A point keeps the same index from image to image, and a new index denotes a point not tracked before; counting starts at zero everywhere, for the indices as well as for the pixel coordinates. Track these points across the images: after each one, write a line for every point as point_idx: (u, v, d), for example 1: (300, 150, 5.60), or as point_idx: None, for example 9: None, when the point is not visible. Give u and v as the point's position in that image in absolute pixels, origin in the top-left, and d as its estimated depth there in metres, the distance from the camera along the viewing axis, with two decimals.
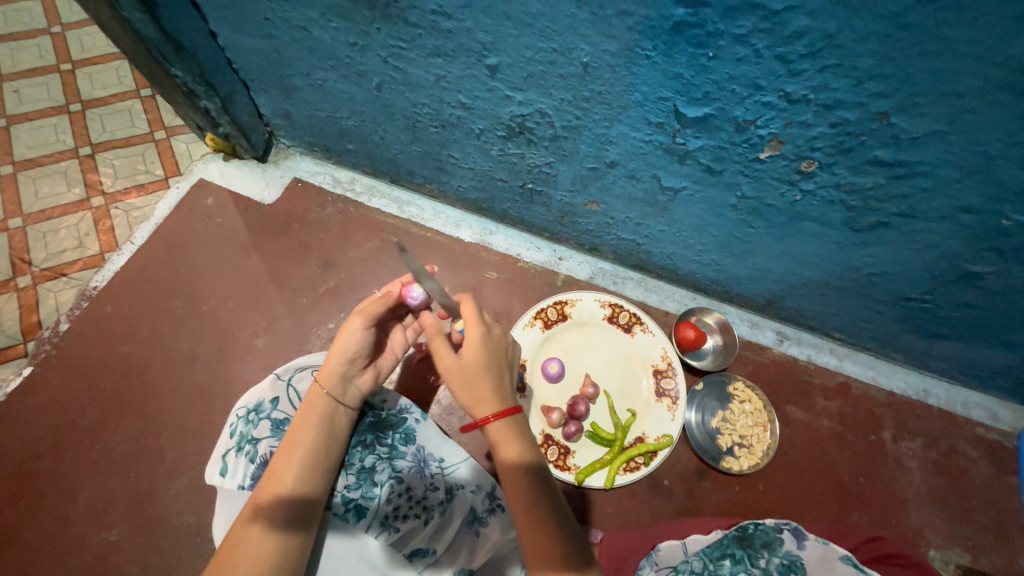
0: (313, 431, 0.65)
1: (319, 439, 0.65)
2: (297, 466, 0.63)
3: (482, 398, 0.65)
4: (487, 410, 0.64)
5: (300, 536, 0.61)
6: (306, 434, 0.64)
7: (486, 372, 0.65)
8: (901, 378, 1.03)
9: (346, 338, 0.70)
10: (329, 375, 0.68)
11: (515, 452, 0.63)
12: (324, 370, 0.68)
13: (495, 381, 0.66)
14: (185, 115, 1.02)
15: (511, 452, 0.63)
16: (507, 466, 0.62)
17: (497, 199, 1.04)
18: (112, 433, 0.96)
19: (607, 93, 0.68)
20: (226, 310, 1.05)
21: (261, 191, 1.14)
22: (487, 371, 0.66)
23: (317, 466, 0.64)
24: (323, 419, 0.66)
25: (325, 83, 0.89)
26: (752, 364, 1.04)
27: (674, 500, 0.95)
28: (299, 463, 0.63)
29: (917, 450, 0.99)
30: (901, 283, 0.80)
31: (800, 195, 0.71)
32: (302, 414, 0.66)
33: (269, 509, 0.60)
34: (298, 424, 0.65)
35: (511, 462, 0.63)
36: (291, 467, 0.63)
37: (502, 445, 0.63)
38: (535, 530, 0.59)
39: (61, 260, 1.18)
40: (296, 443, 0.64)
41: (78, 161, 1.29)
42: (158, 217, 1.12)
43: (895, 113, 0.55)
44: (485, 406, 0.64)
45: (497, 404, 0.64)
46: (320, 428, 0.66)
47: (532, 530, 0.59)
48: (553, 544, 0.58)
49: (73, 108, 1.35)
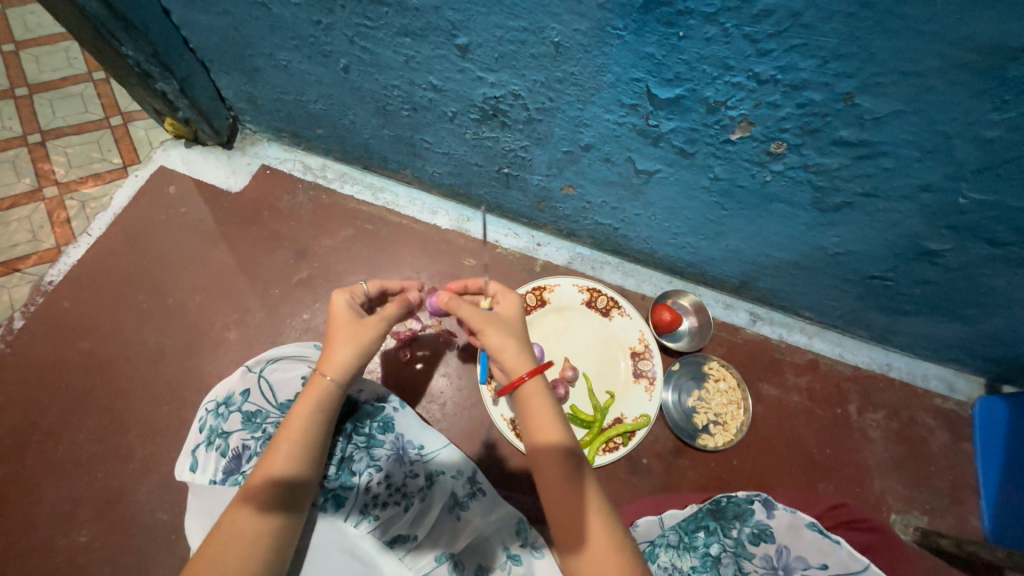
0: (309, 423, 0.63)
1: (316, 430, 0.63)
2: (294, 454, 0.61)
3: (517, 351, 0.68)
4: (522, 369, 0.66)
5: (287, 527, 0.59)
6: (300, 423, 0.62)
7: (518, 331, 0.70)
8: (865, 353, 1.08)
9: (366, 336, 0.67)
10: (341, 376, 0.65)
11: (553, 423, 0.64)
12: (337, 363, 0.65)
13: (525, 342, 0.69)
14: (140, 98, 0.96)
15: (545, 423, 0.64)
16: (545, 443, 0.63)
17: (473, 184, 1.02)
18: (77, 432, 0.92)
19: (579, 74, 0.67)
20: (194, 303, 1.01)
21: (227, 179, 1.10)
22: (520, 332, 0.70)
23: (313, 457, 0.62)
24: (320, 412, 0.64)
25: (289, 64, 0.85)
26: (726, 344, 1.07)
27: (652, 477, 0.98)
28: (295, 456, 0.61)
29: (879, 421, 1.04)
30: (866, 261, 0.83)
31: (770, 175, 0.72)
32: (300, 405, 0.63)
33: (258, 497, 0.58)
34: (294, 412, 0.63)
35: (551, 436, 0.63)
36: (287, 458, 0.61)
37: (538, 414, 0.65)
38: (565, 484, 0.61)
39: (13, 254, 1.11)
40: (290, 436, 0.61)
41: (28, 149, 1.21)
42: (116, 207, 1.07)
43: (859, 94, 0.56)
44: (522, 363, 0.66)
45: (532, 361, 0.67)
46: (315, 420, 0.63)
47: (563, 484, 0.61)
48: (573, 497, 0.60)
49: (20, 93, 1.26)
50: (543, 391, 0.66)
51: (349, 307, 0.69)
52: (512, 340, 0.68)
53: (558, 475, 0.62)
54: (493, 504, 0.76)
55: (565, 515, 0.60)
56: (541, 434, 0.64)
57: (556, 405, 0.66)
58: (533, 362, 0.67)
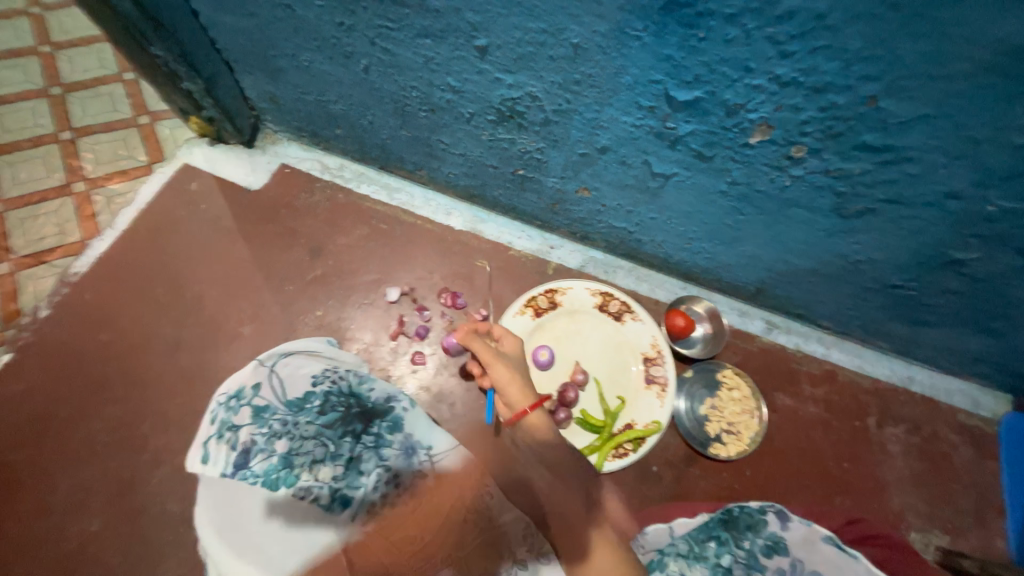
0: None
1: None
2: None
3: (519, 386, 0.80)
4: (524, 403, 0.79)
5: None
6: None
7: (519, 366, 0.83)
8: (886, 366, 1.05)
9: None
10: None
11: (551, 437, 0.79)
12: None
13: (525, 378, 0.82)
14: (167, 97, 0.99)
15: (547, 444, 0.79)
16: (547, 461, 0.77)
17: (487, 186, 1.03)
18: (96, 420, 0.94)
19: (597, 76, 0.67)
20: (212, 297, 1.03)
21: (248, 177, 1.12)
22: (521, 368, 0.83)
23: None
24: None
25: (311, 64, 0.87)
26: (741, 352, 1.05)
27: (662, 486, 0.96)
28: None
29: (900, 435, 1.01)
30: (888, 269, 0.81)
31: (790, 180, 0.71)
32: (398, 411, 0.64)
33: None
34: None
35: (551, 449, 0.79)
36: None
37: (540, 441, 0.79)
38: (566, 496, 0.70)
39: (41, 246, 1.15)
40: None
41: (59, 145, 1.26)
42: (141, 202, 1.10)
43: (884, 97, 0.55)
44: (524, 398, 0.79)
45: (532, 396, 0.80)
46: None
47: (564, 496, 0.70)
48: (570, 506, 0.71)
49: (53, 92, 1.31)
50: (543, 422, 0.79)
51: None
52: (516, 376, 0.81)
53: (558, 491, 0.76)
54: (502, 505, 0.75)
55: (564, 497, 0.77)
56: (544, 457, 0.78)
57: (553, 433, 0.79)
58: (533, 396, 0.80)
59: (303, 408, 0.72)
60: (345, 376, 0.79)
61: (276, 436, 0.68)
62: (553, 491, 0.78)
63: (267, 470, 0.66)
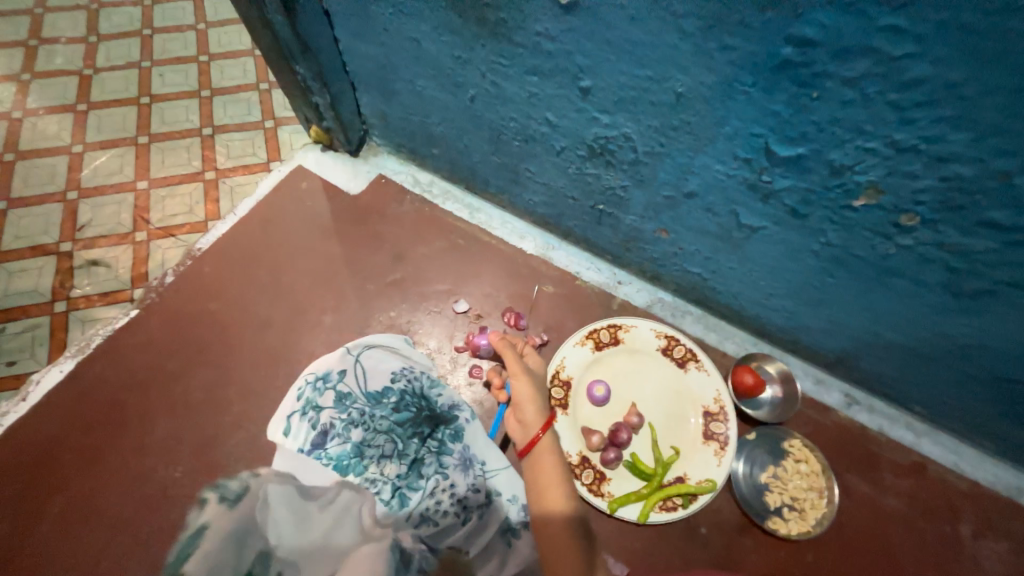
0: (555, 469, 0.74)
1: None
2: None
3: (537, 408, 0.80)
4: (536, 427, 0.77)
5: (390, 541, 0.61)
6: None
7: (539, 388, 0.84)
8: (989, 469, 0.92)
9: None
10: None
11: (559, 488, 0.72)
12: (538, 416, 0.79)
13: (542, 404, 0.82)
14: (297, 107, 1.14)
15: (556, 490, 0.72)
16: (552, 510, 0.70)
17: (565, 216, 1.06)
18: (190, 379, 1.06)
19: (696, 124, 0.68)
20: (302, 285, 1.14)
21: (349, 182, 1.24)
22: (540, 391, 0.84)
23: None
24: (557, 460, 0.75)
25: (424, 90, 0.96)
26: (813, 424, 0.97)
27: (710, 551, 0.90)
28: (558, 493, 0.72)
29: (1002, 553, 0.87)
30: (1004, 360, 0.72)
31: (894, 249, 0.67)
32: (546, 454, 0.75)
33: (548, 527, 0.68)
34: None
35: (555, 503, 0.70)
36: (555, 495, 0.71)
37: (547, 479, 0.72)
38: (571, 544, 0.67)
39: (172, 222, 1.34)
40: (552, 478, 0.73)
41: (200, 139, 1.47)
42: (258, 194, 1.25)
43: (1020, 174, 0.51)
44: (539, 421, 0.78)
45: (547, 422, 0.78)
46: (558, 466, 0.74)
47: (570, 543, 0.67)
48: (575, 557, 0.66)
49: (204, 94, 1.54)
50: (550, 450, 0.75)
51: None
52: (535, 397, 0.82)
53: (563, 539, 0.67)
54: None
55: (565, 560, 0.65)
56: (548, 499, 0.70)
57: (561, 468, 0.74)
58: (545, 420, 0.78)
59: (379, 402, 0.79)
60: (421, 377, 0.83)
61: (353, 425, 0.77)
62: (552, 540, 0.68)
63: (340, 455, 0.75)
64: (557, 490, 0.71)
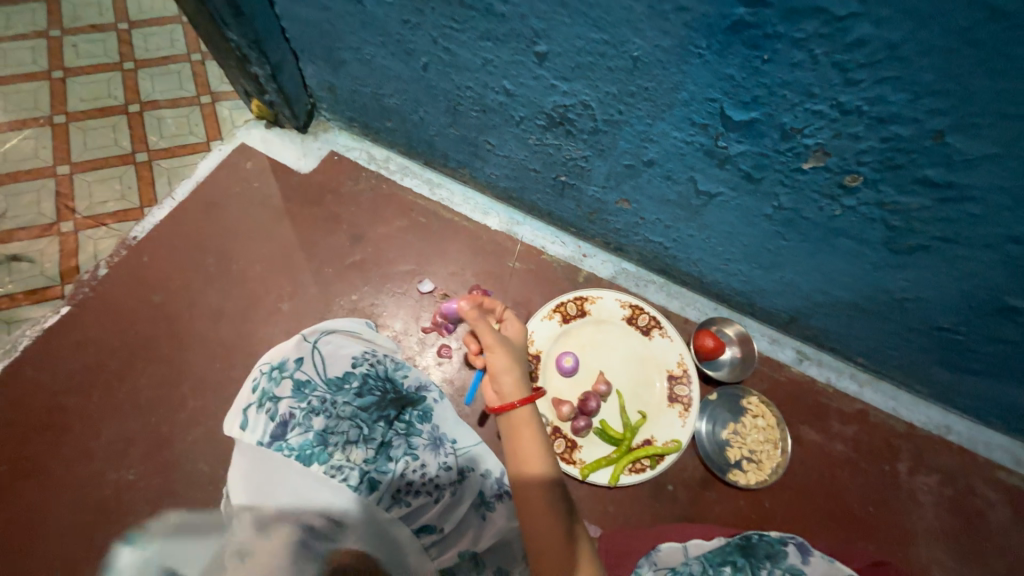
0: (534, 441, 0.71)
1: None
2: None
3: (515, 378, 0.75)
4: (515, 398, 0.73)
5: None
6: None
7: (518, 356, 0.79)
8: (921, 411, 1.01)
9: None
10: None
11: (539, 458, 0.70)
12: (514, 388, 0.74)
13: (522, 372, 0.77)
14: (234, 80, 1.05)
15: (535, 461, 0.70)
16: (531, 476, 0.69)
17: (528, 189, 1.04)
18: (136, 377, 0.99)
19: (654, 90, 0.67)
20: (254, 272, 1.08)
21: (299, 160, 1.17)
22: (519, 359, 0.78)
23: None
24: (535, 430, 0.73)
25: (373, 59, 0.90)
26: (769, 381, 1.03)
27: (677, 506, 0.95)
28: (538, 459, 0.70)
29: (932, 485, 0.97)
30: (936, 311, 0.78)
31: (840, 210, 0.70)
32: (525, 427, 0.72)
33: (528, 491, 0.68)
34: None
35: (536, 469, 0.70)
36: (535, 463, 0.70)
37: (526, 448, 0.71)
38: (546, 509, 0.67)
39: (103, 209, 1.22)
40: (530, 448, 0.71)
41: (127, 117, 1.33)
42: (198, 176, 1.16)
43: (952, 133, 0.54)
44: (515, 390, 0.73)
45: (526, 391, 0.74)
46: (537, 439, 0.72)
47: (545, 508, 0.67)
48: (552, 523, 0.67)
49: (127, 67, 1.39)
50: (531, 422, 0.73)
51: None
52: (512, 366, 0.76)
53: (540, 504, 0.68)
54: None
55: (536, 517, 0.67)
56: (528, 465, 0.69)
57: (543, 438, 0.72)
58: (525, 391, 0.74)
59: (341, 387, 0.75)
60: (382, 360, 0.81)
61: (314, 412, 0.72)
62: (536, 508, 0.67)
63: (302, 445, 0.69)
64: (540, 460, 0.70)
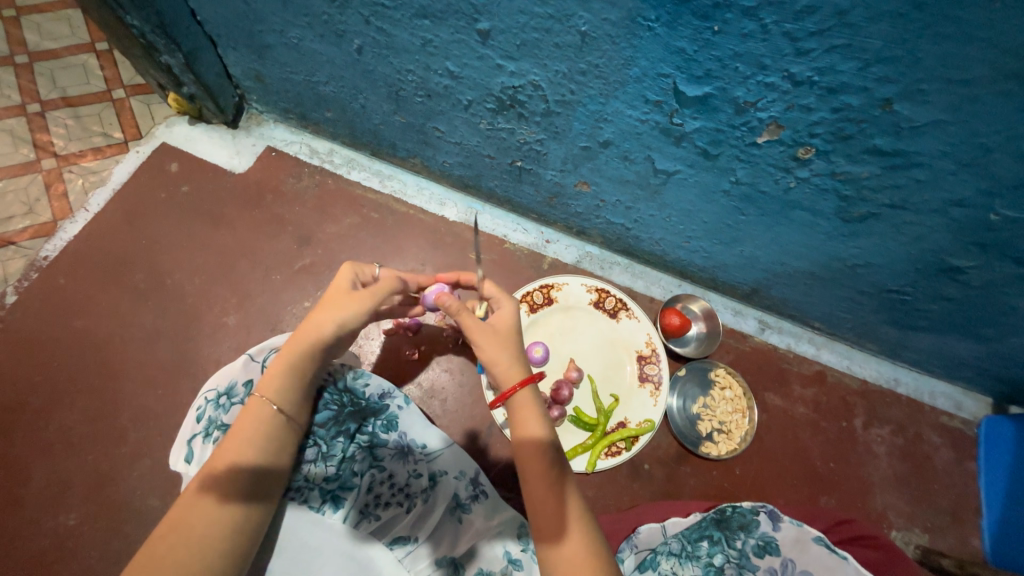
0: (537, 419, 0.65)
1: (273, 421, 0.63)
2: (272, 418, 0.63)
3: (511, 361, 0.67)
4: (513, 380, 0.66)
5: (255, 517, 0.59)
6: (265, 415, 0.62)
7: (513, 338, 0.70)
8: (873, 367, 1.06)
9: (350, 309, 0.67)
10: (317, 341, 0.66)
11: (537, 429, 0.64)
12: (510, 375, 0.67)
13: (520, 351, 0.69)
14: (144, 71, 0.93)
15: (533, 430, 0.64)
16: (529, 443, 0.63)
17: (483, 176, 1.00)
18: (67, 413, 0.90)
19: (605, 67, 0.64)
20: (192, 286, 0.99)
21: (232, 159, 1.07)
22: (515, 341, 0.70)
23: (280, 447, 0.63)
24: (538, 407, 0.66)
25: (301, 42, 0.82)
26: (734, 352, 1.05)
27: (654, 484, 0.96)
28: (541, 434, 0.64)
29: (885, 436, 1.02)
30: (885, 276, 0.81)
31: (795, 182, 0.69)
32: (528, 406, 0.66)
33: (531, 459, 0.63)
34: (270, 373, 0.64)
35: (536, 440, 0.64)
36: (537, 435, 0.64)
37: (524, 424, 0.65)
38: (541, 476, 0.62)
39: (8, 227, 1.09)
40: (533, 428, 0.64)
41: (26, 119, 1.18)
42: (115, 182, 1.04)
43: (899, 100, 0.54)
44: (515, 372, 0.66)
45: (525, 371, 0.67)
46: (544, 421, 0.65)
47: (540, 476, 0.62)
48: (548, 490, 0.61)
49: (20, 61, 1.22)
50: (532, 401, 0.66)
51: (344, 286, 0.70)
52: (506, 352, 0.68)
53: (539, 470, 0.62)
54: (495, 508, 0.75)
55: (546, 502, 0.60)
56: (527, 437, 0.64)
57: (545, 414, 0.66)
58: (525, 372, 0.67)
59: None
60: (341, 370, 0.76)
61: None
62: (534, 480, 0.61)
63: None
64: (537, 429, 0.64)
